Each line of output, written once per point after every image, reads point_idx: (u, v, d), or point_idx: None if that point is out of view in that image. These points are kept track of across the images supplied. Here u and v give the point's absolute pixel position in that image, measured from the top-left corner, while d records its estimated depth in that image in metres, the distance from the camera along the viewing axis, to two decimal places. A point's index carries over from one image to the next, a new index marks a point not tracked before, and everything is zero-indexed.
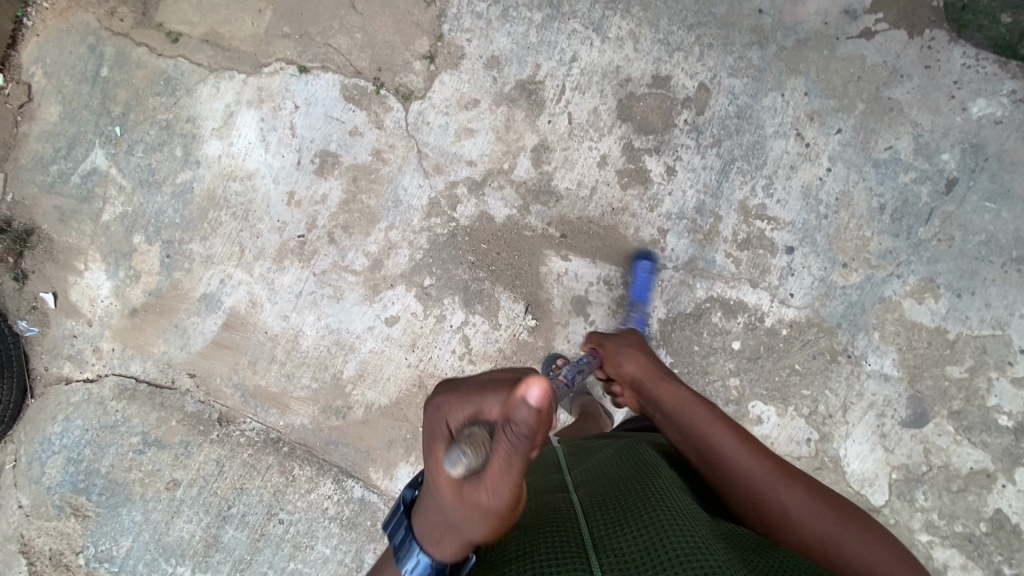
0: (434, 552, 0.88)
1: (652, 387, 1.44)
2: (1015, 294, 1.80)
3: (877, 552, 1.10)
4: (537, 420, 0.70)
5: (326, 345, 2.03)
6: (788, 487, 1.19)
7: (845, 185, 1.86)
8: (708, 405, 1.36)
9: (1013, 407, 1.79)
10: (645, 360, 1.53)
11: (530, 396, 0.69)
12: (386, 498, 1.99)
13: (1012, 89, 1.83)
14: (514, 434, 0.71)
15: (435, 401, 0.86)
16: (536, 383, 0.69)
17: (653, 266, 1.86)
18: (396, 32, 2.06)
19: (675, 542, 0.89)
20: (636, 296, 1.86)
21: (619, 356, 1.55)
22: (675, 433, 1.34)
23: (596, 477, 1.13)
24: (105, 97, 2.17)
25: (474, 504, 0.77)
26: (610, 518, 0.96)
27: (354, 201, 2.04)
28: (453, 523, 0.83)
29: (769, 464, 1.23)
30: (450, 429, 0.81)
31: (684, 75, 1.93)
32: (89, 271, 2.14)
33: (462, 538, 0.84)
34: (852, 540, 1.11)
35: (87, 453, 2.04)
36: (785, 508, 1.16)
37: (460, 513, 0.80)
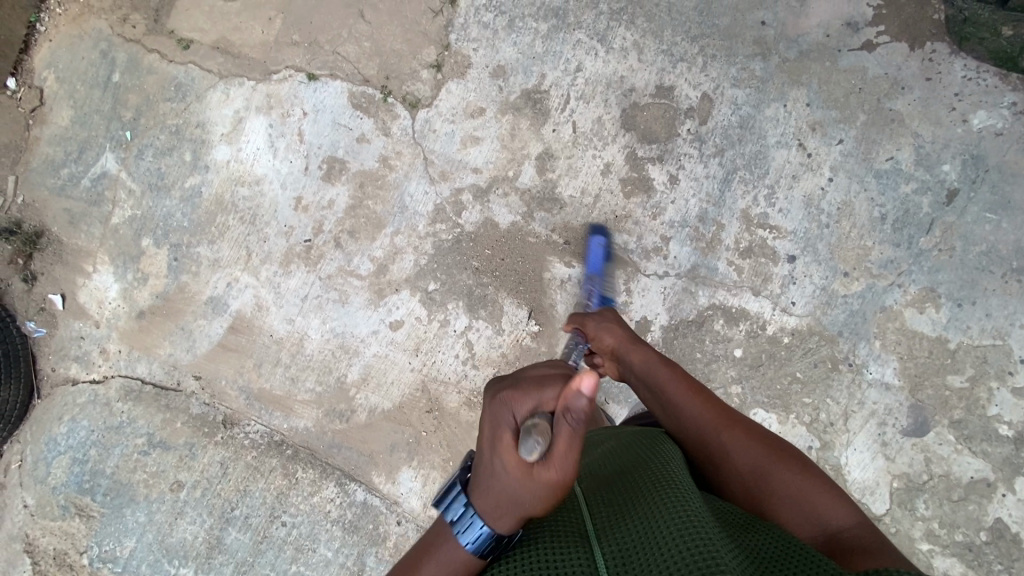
0: (494, 525, 0.94)
1: (626, 353, 1.49)
2: (1016, 304, 1.81)
3: (810, 488, 1.16)
4: (588, 404, 0.92)
5: (331, 348, 2.05)
6: (730, 432, 1.26)
7: (847, 195, 1.88)
8: (671, 364, 1.42)
9: (1013, 416, 1.80)
10: (621, 330, 1.54)
11: (584, 386, 0.91)
12: (389, 501, 2.00)
13: (1013, 101, 1.85)
14: (572, 416, 0.92)
15: (502, 399, 1.01)
16: (588, 376, 0.92)
17: (605, 238, 1.94)
18: (403, 41, 2.09)
19: (671, 519, 0.91)
20: (591, 269, 1.93)
21: (599, 330, 1.55)
22: (642, 389, 1.42)
23: (598, 467, 1.15)
24: (116, 102, 2.20)
25: (539, 480, 0.92)
26: (612, 507, 0.99)
27: (361, 206, 2.07)
28: (515, 497, 0.94)
29: (716, 411, 1.30)
30: (518, 420, 0.98)
31: (688, 85, 1.95)
32: (97, 273, 2.16)
33: (521, 513, 0.94)
34: (788, 478, 1.18)
35: (92, 454, 2.06)
36: (726, 450, 1.24)
37: (522, 488, 0.93)
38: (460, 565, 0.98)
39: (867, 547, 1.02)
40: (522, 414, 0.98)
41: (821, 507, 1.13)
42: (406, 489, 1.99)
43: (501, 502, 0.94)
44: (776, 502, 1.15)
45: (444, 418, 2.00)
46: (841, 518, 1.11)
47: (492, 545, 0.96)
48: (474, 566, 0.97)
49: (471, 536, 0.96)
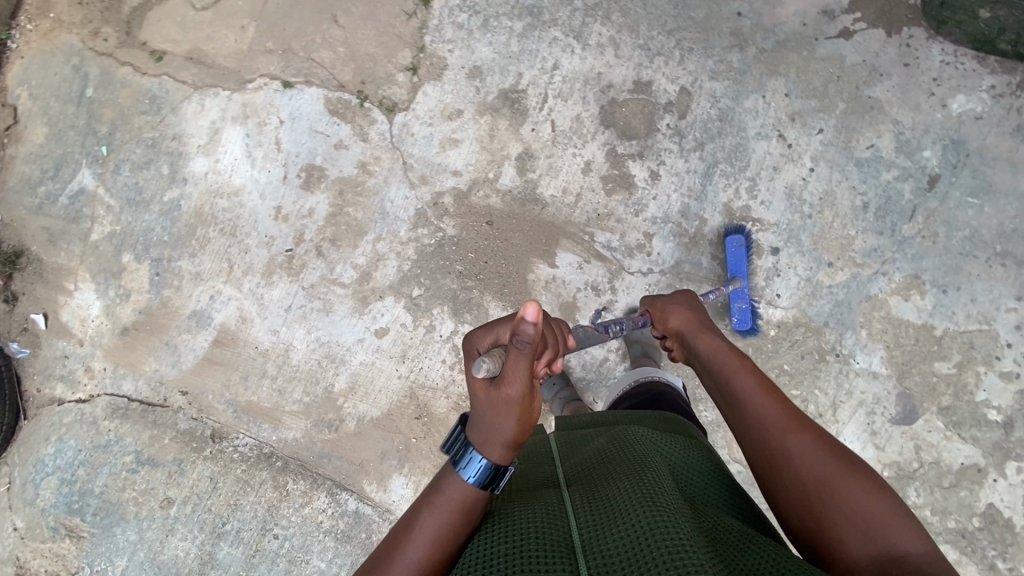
0: (482, 453, 1.02)
1: (693, 339, 1.43)
2: (1001, 288, 1.81)
3: (881, 511, 0.98)
4: (535, 330, 0.86)
5: (316, 358, 2.03)
6: (800, 437, 1.11)
7: (828, 184, 1.86)
8: (743, 357, 1.30)
9: (1002, 401, 1.79)
10: (693, 316, 1.50)
11: (528, 315, 0.85)
12: (381, 510, 1.98)
13: (991, 84, 1.85)
14: (519, 341, 0.88)
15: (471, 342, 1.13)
16: (531, 303, 0.85)
17: (746, 239, 1.84)
18: (378, 45, 2.07)
19: (659, 536, 0.89)
20: (734, 271, 1.83)
21: (665, 311, 1.53)
22: (709, 380, 1.33)
23: (587, 471, 1.13)
24: (91, 117, 2.18)
25: (497, 398, 1.00)
26: (599, 516, 0.96)
27: (341, 214, 2.05)
28: (487, 422, 1.03)
29: (788, 413, 1.15)
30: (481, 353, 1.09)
31: (665, 80, 1.93)
32: (79, 291, 2.14)
33: (497, 439, 1.02)
34: (858, 497, 1.00)
35: (80, 474, 2.04)
36: (791, 456, 1.09)
37: (489, 411, 1.02)
38: (461, 496, 1.02)
39: None
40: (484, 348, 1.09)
41: (890, 533, 0.95)
42: (398, 496, 1.98)
43: (479, 431, 1.04)
44: (839, 522, 0.99)
45: (433, 424, 1.99)
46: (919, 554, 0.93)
47: (488, 475, 1.03)
48: (475, 498, 1.02)
49: (467, 467, 1.03)
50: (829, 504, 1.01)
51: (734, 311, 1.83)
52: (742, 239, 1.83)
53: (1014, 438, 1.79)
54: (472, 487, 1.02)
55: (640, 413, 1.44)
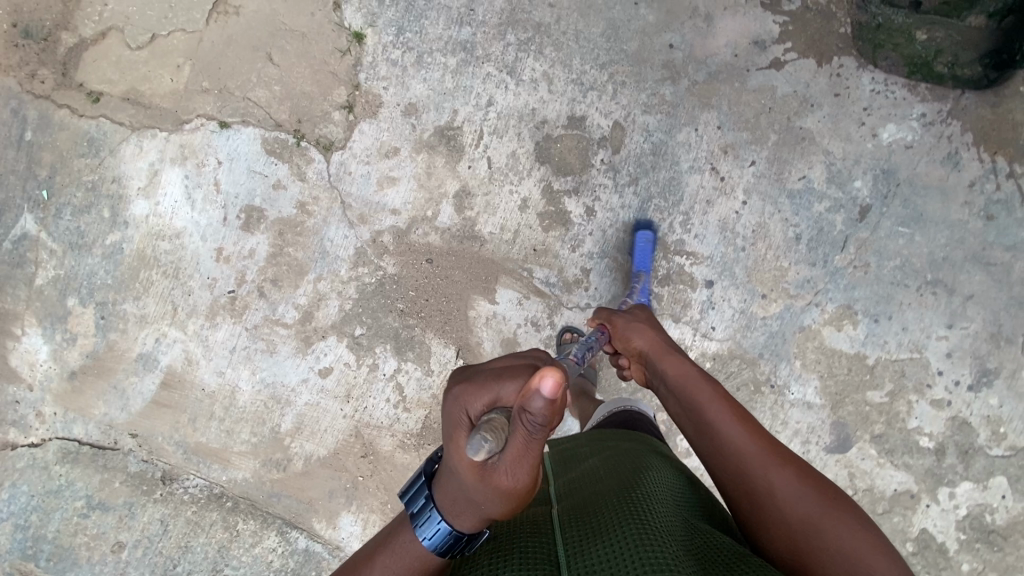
0: (454, 523, 0.92)
1: (661, 364, 1.40)
2: (931, 316, 1.82)
3: (855, 541, 1.01)
4: (551, 409, 0.73)
5: (262, 399, 2.05)
6: (782, 471, 1.12)
7: (761, 217, 1.87)
8: (715, 385, 1.30)
9: (934, 428, 1.81)
10: (654, 334, 1.48)
11: (543, 387, 0.72)
12: (331, 547, 2.01)
13: (922, 112, 1.85)
14: (529, 420, 0.74)
15: (459, 391, 0.87)
16: (551, 374, 0.72)
17: (653, 235, 1.86)
18: (313, 82, 2.05)
19: (646, 558, 0.87)
20: (638, 266, 1.84)
21: (627, 331, 1.49)
22: (679, 408, 1.31)
23: (579, 487, 1.11)
24: (31, 160, 2.14)
25: (488, 483, 0.82)
26: (585, 532, 0.94)
27: (282, 254, 2.05)
28: (470, 500, 0.87)
29: (763, 443, 1.16)
30: (473, 416, 0.83)
31: (599, 114, 1.94)
32: (27, 336, 2.11)
33: (479, 514, 0.89)
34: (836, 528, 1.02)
35: (33, 519, 2.05)
36: (772, 489, 1.09)
37: (477, 490, 0.84)
38: (418, 559, 0.99)
39: None
40: (477, 409, 0.84)
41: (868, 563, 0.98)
42: (346, 533, 2.01)
43: (456, 500, 0.90)
44: (816, 547, 1.01)
45: (380, 461, 2.01)
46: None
47: (450, 543, 0.95)
48: (431, 560, 0.99)
49: (429, 532, 0.95)
50: (811, 536, 1.03)
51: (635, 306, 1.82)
52: (649, 234, 1.85)
53: (946, 464, 1.81)
54: (430, 550, 0.97)
55: (634, 436, 1.42)
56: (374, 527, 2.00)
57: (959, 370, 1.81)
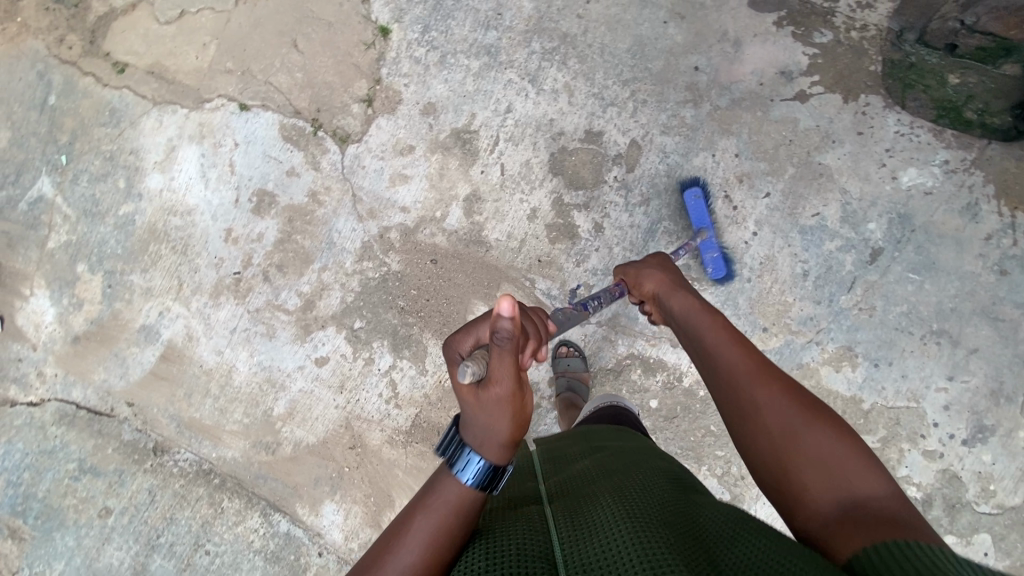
0: (478, 450, 0.97)
1: (670, 300, 1.36)
2: (933, 367, 1.80)
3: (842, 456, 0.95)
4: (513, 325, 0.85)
5: (258, 382, 2.07)
6: (767, 388, 1.05)
7: (770, 249, 1.86)
8: (716, 313, 1.24)
9: (923, 479, 1.80)
10: (666, 275, 1.44)
11: (504, 309, 0.83)
12: (311, 533, 2.03)
13: (944, 159, 1.82)
14: (499, 339, 0.86)
15: (457, 342, 1.08)
16: (508, 298, 0.83)
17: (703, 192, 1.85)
18: (336, 73, 2.07)
19: (639, 545, 0.83)
20: (698, 224, 1.84)
21: (639, 277, 1.48)
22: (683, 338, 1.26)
23: (572, 488, 1.07)
24: (52, 125, 2.17)
25: (482, 398, 0.94)
26: (580, 531, 0.90)
27: (289, 240, 2.07)
28: (482, 422, 0.97)
29: (756, 361, 1.11)
30: (463, 352, 1.05)
31: (617, 131, 1.93)
32: (34, 297, 2.15)
33: (492, 433, 0.97)
34: (819, 443, 0.97)
35: (26, 477, 2.09)
36: (757, 406, 1.04)
37: (479, 410, 0.96)
38: (456, 498, 0.97)
39: (892, 528, 0.84)
40: (467, 347, 1.06)
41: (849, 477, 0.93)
42: (328, 522, 2.03)
43: (472, 426, 0.98)
44: (800, 462, 0.97)
45: (367, 454, 2.03)
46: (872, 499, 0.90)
47: (483, 477, 0.97)
48: (471, 498, 0.97)
49: (461, 466, 0.98)
50: (794, 449, 0.98)
51: (707, 261, 1.84)
52: (698, 191, 1.84)
53: (931, 516, 1.79)
54: (467, 488, 0.97)
55: (627, 436, 1.38)
56: (355, 518, 2.02)
57: (955, 424, 1.79)
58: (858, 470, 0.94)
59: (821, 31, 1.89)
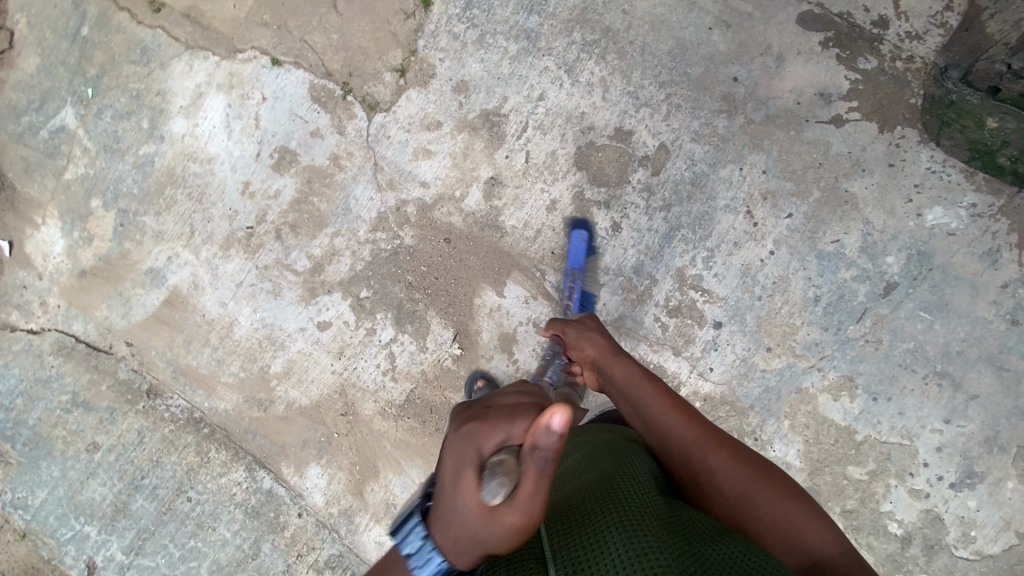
0: (456, 561, 0.86)
1: (607, 366, 1.38)
2: (931, 408, 1.80)
3: (793, 513, 1.06)
4: (559, 442, 0.79)
5: (258, 338, 2.07)
6: (719, 453, 1.15)
7: (785, 270, 1.85)
8: (656, 382, 1.29)
9: (906, 516, 1.80)
10: (605, 341, 1.46)
11: (556, 424, 0.79)
12: (294, 493, 2.05)
13: (972, 202, 1.81)
14: (540, 455, 0.80)
15: (473, 428, 0.90)
16: (561, 412, 0.80)
17: (588, 234, 1.89)
18: (372, 39, 2.05)
19: (627, 539, 0.85)
20: (572, 263, 1.89)
21: (579, 339, 1.48)
22: (626, 408, 1.30)
23: (563, 484, 1.08)
24: (81, 56, 2.15)
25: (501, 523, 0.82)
26: (570, 524, 0.91)
27: (306, 202, 2.06)
28: (476, 539, 0.84)
29: (701, 430, 1.19)
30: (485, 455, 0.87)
31: (647, 132, 1.91)
32: (45, 226, 2.15)
33: (483, 550, 0.85)
34: (771, 501, 1.08)
35: (18, 403, 2.10)
36: (714, 473, 1.13)
37: (487, 530, 0.83)
38: None
39: None
40: (487, 449, 0.87)
41: (805, 534, 1.04)
42: (311, 484, 2.04)
43: (454, 538, 0.86)
44: (761, 524, 1.06)
45: (358, 423, 2.03)
46: (826, 550, 1.01)
47: None
48: None
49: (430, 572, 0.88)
50: (753, 513, 1.07)
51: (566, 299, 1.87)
52: (582, 233, 1.89)
53: (909, 553, 1.79)
54: None
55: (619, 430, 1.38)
56: (338, 484, 2.04)
57: (945, 467, 1.79)
58: (809, 523, 1.05)
59: (866, 57, 1.86)
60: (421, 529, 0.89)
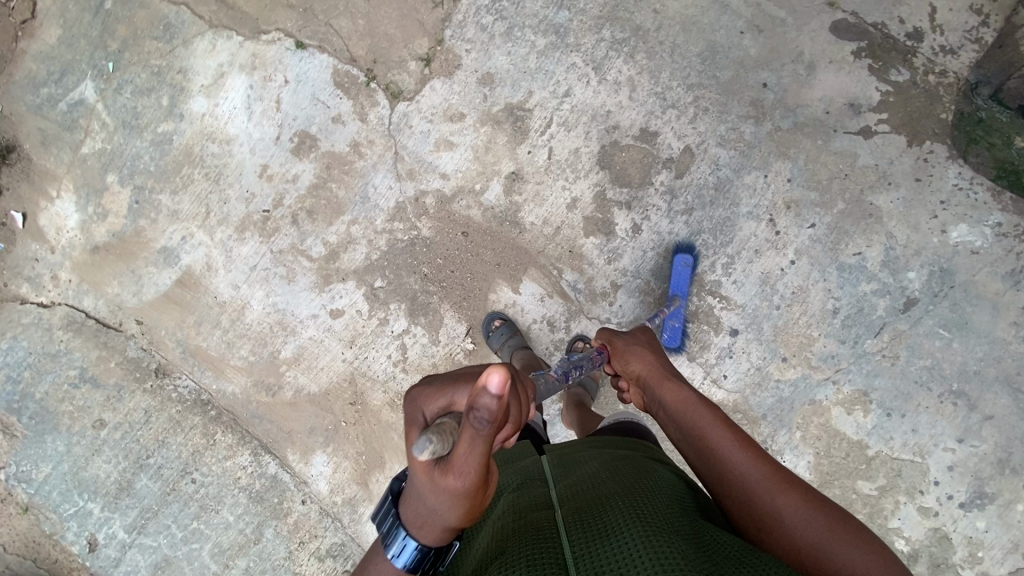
0: (419, 535, 0.90)
1: (658, 388, 1.32)
2: (945, 426, 1.79)
3: (879, 572, 0.95)
4: (497, 404, 0.71)
5: (269, 322, 2.06)
6: (786, 494, 1.06)
7: (804, 280, 1.84)
8: (713, 410, 1.23)
9: (913, 533, 1.79)
10: (656, 359, 1.39)
11: (491, 384, 0.70)
12: (298, 480, 2.04)
13: (998, 221, 1.79)
14: (477, 418, 0.71)
15: (419, 395, 0.91)
16: (498, 371, 0.70)
17: (693, 260, 1.84)
18: (398, 27, 2.02)
19: (656, 556, 0.83)
20: (676, 290, 1.83)
21: (626, 353, 1.42)
22: (677, 433, 1.24)
23: (582, 491, 1.05)
24: (104, 30, 2.13)
25: (440, 484, 0.79)
26: (592, 536, 0.90)
27: (324, 188, 2.04)
28: (429, 508, 0.86)
29: (766, 468, 1.11)
30: (427, 418, 0.86)
31: (672, 135, 1.90)
32: (60, 200, 2.13)
33: (440, 522, 0.87)
34: (851, 555, 0.97)
35: (26, 376, 2.09)
36: (780, 515, 1.04)
37: (431, 490, 0.82)
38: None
39: None
40: (431, 412, 0.86)
41: None
42: (316, 472, 2.04)
43: (414, 511, 0.90)
44: None
45: (366, 412, 2.03)
46: None
47: (421, 558, 0.93)
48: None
49: (399, 550, 0.93)
50: (828, 564, 0.97)
51: (667, 328, 1.83)
52: (689, 259, 1.83)
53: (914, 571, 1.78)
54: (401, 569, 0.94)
55: (637, 444, 1.35)
56: (343, 473, 2.03)
57: (955, 486, 1.78)
58: None
59: (899, 69, 1.84)
60: (389, 510, 0.95)
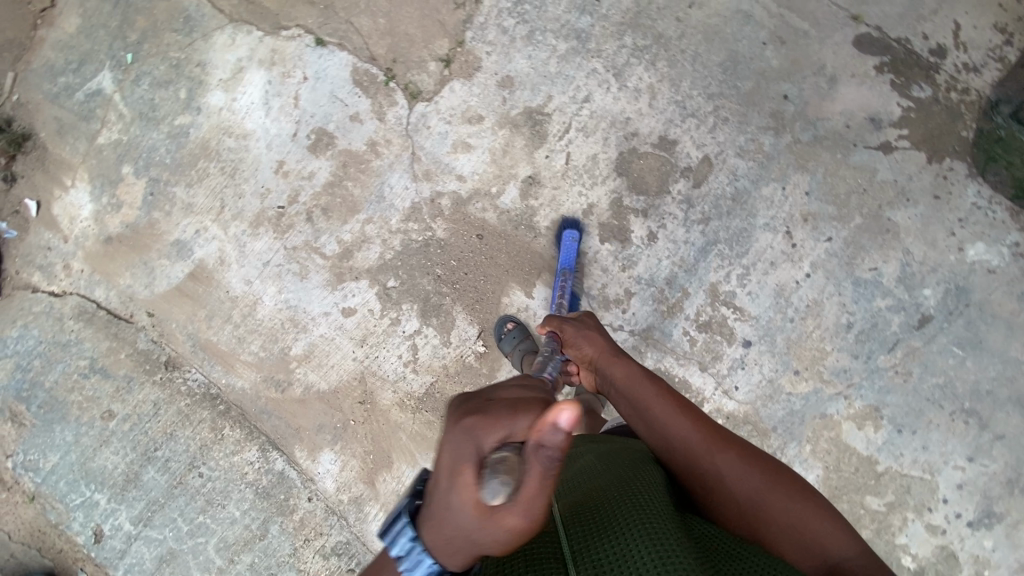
0: (445, 564, 0.82)
1: (606, 367, 1.36)
2: (955, 444, 1.79)
3: (809, 515, 1.08)
4: (568, 439, 0.74)
5: (281, 318, 2.06)
6: (727, 454, 1.14)
7: (819, 294, 1.83)
8: (657, 382, 1.28)
9: (920, 551, 1.79)
10: (605, 340, 1.43)
11: (562, 420, 0.74)
12: (305, 477, 2.04)
13: (1016, 241, 1.79)
14: (548, 454, 0.73)
15: (465, 423, 0.81)
16: (568, 407, 0.75)
17: (579, 234, 1.87)
18: (419, 27, 2.02)
19: (651, 545, 0.85)
20: (563, 264, 1.85)
21: (576, 337, 1.45)
22: (626, 410, 1.28)
23: (579, 484, 1.06)
24: (124, 21, 2.13)
25: (498, 527, 0.75)
26: (589, 527, 0.91)
27: (340, 185, 2.04)
28: (472, 543, 0.79)
29: (708, 432, 1.18)
30: (482, 452, 0.78)
31: (691, 144, 1.89)
32: (74, 189, 2.13)
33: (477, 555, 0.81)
34: (785, 504, 1.09)
35: (36, 364, 2.09)
36: (723, 477, 1.12)
37: (482, 530, 0.77)
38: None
39: None
40: (487, 445, 0.78)
41: (819, 533, 1.06)
42: (323, 469, 2.04)
43: (447, 542, 0.81)
44: (774, 527, 1.07)
45: (375, 411, 2.02)
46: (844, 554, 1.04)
47: None
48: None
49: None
50: (768, 517, 1.08)
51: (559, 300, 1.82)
52: (573, 232, 1.87)
53: None
54: None
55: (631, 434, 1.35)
56: (350, 471, 2.03)
57: (964, 504, 1.78)
58: (824, 526, 1.07)
59: (921, 85, 1.83)
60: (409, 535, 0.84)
